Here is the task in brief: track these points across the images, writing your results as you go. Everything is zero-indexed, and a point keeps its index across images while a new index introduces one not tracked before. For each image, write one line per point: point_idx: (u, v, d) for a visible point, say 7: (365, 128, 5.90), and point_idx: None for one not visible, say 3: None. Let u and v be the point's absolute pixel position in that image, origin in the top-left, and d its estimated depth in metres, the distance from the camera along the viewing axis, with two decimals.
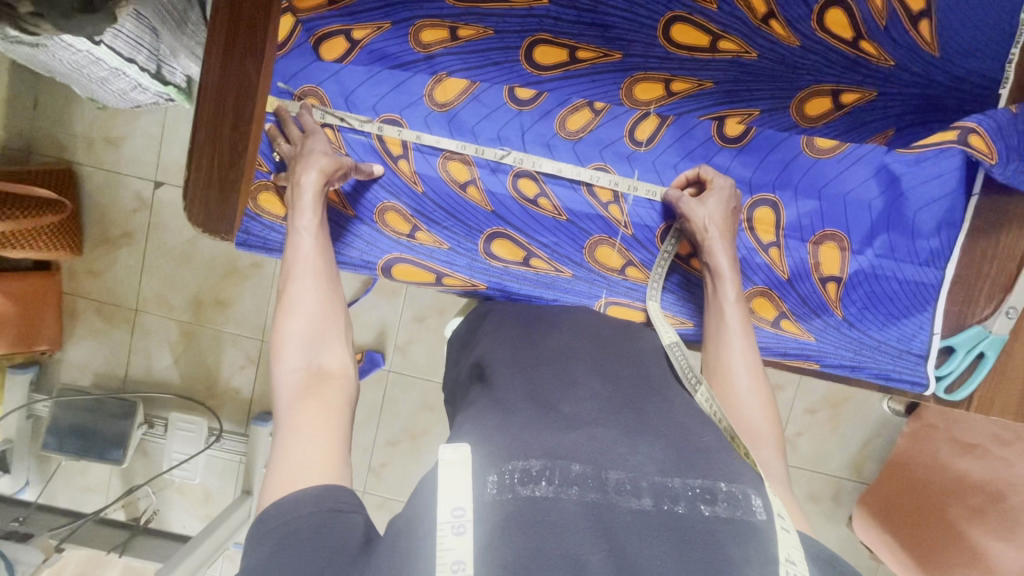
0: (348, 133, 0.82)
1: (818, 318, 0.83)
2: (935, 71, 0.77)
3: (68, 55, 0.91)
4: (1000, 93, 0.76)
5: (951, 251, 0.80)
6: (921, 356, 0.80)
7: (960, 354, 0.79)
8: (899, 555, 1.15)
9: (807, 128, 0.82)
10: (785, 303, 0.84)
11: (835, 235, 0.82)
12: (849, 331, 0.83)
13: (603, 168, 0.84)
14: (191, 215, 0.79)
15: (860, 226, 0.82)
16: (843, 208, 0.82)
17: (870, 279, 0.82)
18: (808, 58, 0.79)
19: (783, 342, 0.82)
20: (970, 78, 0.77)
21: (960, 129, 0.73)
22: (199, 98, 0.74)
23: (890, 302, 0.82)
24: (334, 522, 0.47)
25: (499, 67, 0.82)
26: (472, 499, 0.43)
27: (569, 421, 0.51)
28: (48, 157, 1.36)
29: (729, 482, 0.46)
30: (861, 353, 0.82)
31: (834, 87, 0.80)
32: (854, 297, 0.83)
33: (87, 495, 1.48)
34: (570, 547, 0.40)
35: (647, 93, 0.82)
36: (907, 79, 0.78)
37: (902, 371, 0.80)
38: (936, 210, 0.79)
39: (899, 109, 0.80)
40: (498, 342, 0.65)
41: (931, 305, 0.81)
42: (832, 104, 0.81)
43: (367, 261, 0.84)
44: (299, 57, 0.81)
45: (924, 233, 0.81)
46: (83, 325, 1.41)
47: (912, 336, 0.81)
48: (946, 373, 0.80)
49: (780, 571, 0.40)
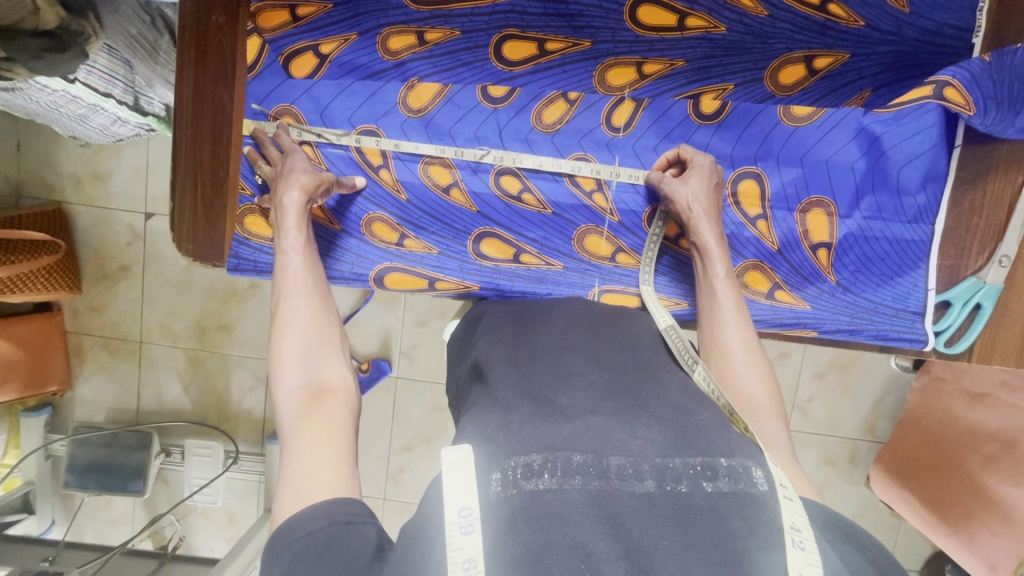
0: (327, 148, 0.83)
1: (812, 286, 0.83)
2: (906, 27, 0.77)
3: (45, 95, 0.92)
4: (973, 42, 0.76)
5: (938, 206, 0.80)
6: (917, 313, 0.81)
7: (957, 307, 0.79)
8: (919, 509, 1.16)
9: (783, 97, 0.82)
10: (778, 274, 0.84)
11: (822, 201, 0.82)
12: (845, 296, 0.83)
13: (583, 158, 0.83)
14: (181, 244, 0.79)
15: (846, 190, 0.82)
16: (827, 173, 0.82)
17: (861, 241, 0.82)
18: (778, 26, 0.78)
19: (779, 313, 0.83)
20: (942, 31, 0.76)
21: (935, 83, 0.74)
22: (176, 128, 0.75)
23: (883, 262, 0.82)
24: (348, 534, 0.48)
25: (470, 67, 0.81)
26: (478, 498, 0.44)
27: (567, 412, 0.52)
28: (37, 199, 1.37)
29: (729, 456, 0.47)
30: (858, 317, 0.82)
31: (806, 53, 0.79)
32: (847, 261, 0.83)
33: (114, 527, 1.50)
34: (578, 535, 0.40)
35: (620, 78, 0.82)
36: (878, 38, 0.78)
37: (900, 330, 0.81)
38: (921, 165, 0.79)
39: (874, 69, 0.80)
40: (495, 342, 0.66)
41: (924, 261, 0.81)
42: (806, 71, 0.80)
43: (358, 273, 0.84)
44: (268, 77, 0.80)
45: (911, 190, 0.80)
46: (91, 362, 1.43)
47: (907, 294, 0.81)
48: (945, 327, 0.80)
49: (785, 539, 0.41)
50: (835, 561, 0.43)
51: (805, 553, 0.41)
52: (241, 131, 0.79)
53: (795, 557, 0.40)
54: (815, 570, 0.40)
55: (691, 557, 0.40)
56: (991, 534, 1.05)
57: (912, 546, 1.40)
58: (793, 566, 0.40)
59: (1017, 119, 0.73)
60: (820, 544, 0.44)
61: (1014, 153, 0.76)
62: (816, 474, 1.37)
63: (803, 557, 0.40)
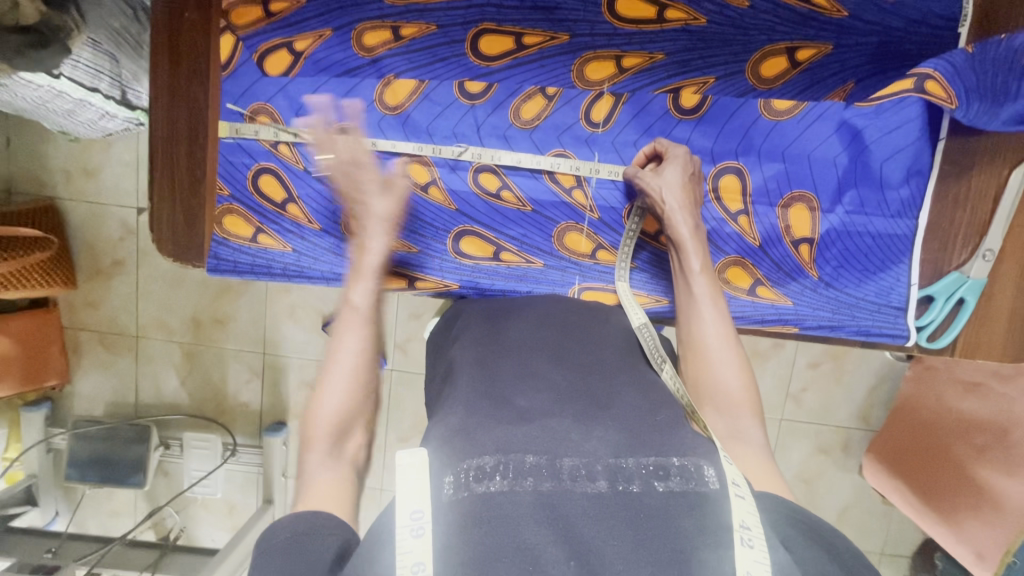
0: (303, 148, 0.82)
1: (794, 282, 0.83)
2: (890, 17, 0.76)
3: (30, 91, 0.91)
4: (960, 32, 0.74)
5: (922, 199, 0.79)
6: (899, 308, 0.80)
7: (939, 302, 0.79)
8: (910, 498, 1.18)
9: (764, 91, 0.80)
10: (759, 270, 0.83)
11: (803, 196, 0.81)
12: (827, 291, 0.82)
13: (563, 154, 0.82)
14: (161, 246, 0.79)
15: (828, 185, 0.81)
16: (809, 168, 0.81)
17: (843, 236, 0.82)
18: (759, 17, 0.77)
19: (760, 310, 0.83)
20: (928, 20, 0.75)
21: (916, 75, 0.72)
22: (149, 126, 0.74)
23: (865, 257, 0.81)
24: (313, 543, 0.50)
25: (447, 62, 0.80)
26: (430, 501, 0.44)
27: (521, 414, 0.52)
28: (29, 195, 1.36)
29: (682, 456, 0.47)
30: (841, 312, 0.82)
31: (788, 44, 0.78)
32: (829, 256, 0.82)
33: (116, 519, 1.53)
34: (525, 538, 0.41)
35: (598, 73, 0.80)
36: (863, 29, 0.76)
37: (882, 325, 0.81)
38: (903, 159, 0.78)
39: (857, 59, 0.78)
40: (470, 343, 0.65)
41: (908, 256, 0.80)
42: (787, 62, 0.79)
43: (338, 273, 0.84)
44: (243, 75, 0.79)
45: (893, 183, 0.80)
46: (88, 357, 1.43)
47: (890, 289, 0.81)
48: (927, 322, 0.79)
49: (734, 536, 0.42)
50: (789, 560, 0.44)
51: (754, 551, 0.41)
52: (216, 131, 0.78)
53: (741, 555, 0.41)
54: (763, 566, 0.41)
55: (641, 558, 0.40)
56: (981, 523, 1.06)
57: (904, 532, 1.41)
58: (741, 565, 0.41)
59: (1003, 111, 0.71)
60: (772, 544, 0.44)
61: (1000, 144, 0.75)
62: (810, 461, 1.38)
63: (752, 554, 0.41)
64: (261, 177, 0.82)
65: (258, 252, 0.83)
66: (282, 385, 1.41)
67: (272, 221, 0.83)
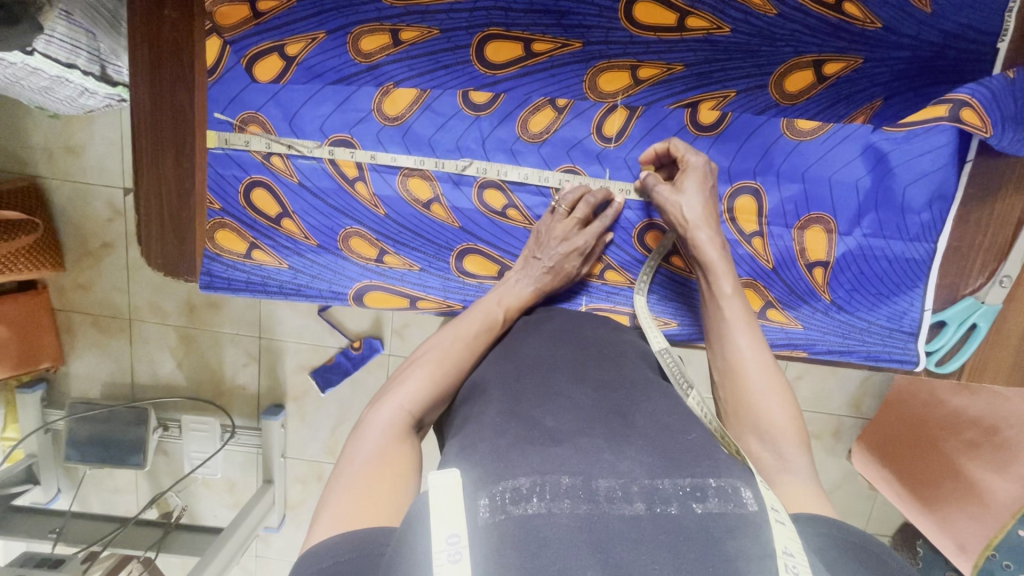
0: (298, 160, 0.79)
1: (805, 305, 0.82)
2: (926, 30, 0.71)
3: (3, 68, 0.86)
4: (999, 48, 0.70)
5: (942, 225, 0.77)
6: (911, 334, 0.79)
7: (952, 327, 0.78)
8: (898, 488, 1.21)
9: (786, 107, 0.76)
10: (771, 292, 0.82)
11: (821, 218, 0.80)
12: (838, 315, 0.82)
13: (572, 170, 0.80)
14: (151, 259, 0.77)
15: (847, 208, 0.79)
16: (829, 189, 0.79)
17: (859, 260, 0.80)
18: (787, 27, 0.73)
19: (770, 333, 0.82)
20: (965, 34, 0.71)
21: (952, 101, 0.70)
22: (133, 136, 0.71)
23: (880, 281, 0.80)
24: (368, 564, 0.47)
25: (450, 71, 0.76)
26: (466, 525, 0.42)
27: (554, 434, 0.52)
28: (10, 172, 1.31)
29: (718, 476, 0.47)
30: (850, 337, 0.81)
31: (816, 57, 0.74)
32: (842, 280, 0.81)
33: (119, 496, 1.55)
34: (568, 562, 0.39)
35: (612, 84, 0.76)
36: (896, 41, 0.72)
37: (892, 351, 0.80)
38: (926, 184, 0.76)
39: (887, 76, 0.74)
40: (489, 369, 0.66)
41: (922, 281, 0.79)
42: (814, 77, 0.75)
43: (337, 291, 0.82)
44: (230, 81, 0.75)
45: (914, 208, 0.77)
46: (81, 338, 1.41)
47: (903, 313, 0.80)
48: (937, 348, 0.79)
49: (778, 563, 0.41)
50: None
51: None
52: (206, 141, 0.75)
53: None
54: None
55: None
56: (965, 515, 1.09)
57: (887, 513, 1.46)
58: None
59: None
60: (813, 567, 0.44)
61: None
62: None
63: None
64: (253, 192, 0.79)
65: (253, 269, 0.81)
66: (281, 369, 1.40)
67: (266, 237, 0.81)
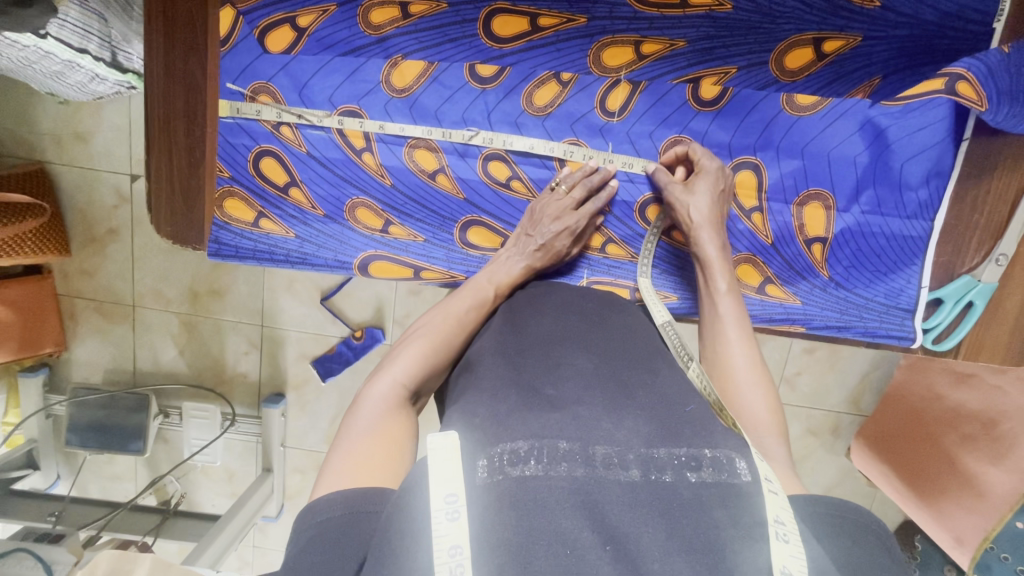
0: (306, 129, 0.80)
1: (804, 281, 0.83)
2: (925, 10, 0.72)
3: (15, 51, 0.87)
4: (995, 27, 0.71)
5: (940, 201, 0.78)
6: (908, 310, 0.80)
7: (949, 305, 0.79)
8: (896, 483, 1.22)
9: (788, 83, 0.77)
10: (770, 268, 0.83)
11: (820, 195, 0.81)
12: (836, 291, 0.83)
13: (576, 143, 0.81)
14: (159, 227, 0.77)
15: (846, 184, 0.80)
16: (828, 166, 0.80)
17: (857, 237, 0.81)
18: (789, 5, 0.74)
19: (769, 308, 0.83)
20: (963, 14, 0.72)
21: (949, 75, 0.70)
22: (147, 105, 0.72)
23: (878, 258, 0.81)
24: (360, 521, 0.50)
25: (457, 44, 0.77)
26: (464, 485, 0.43)
27: (554, 402, 0.52)
28: (19, 157, 1.32)
29: (713, 447, 0.47)
30: (848, 313, 0.82)
31: (816, 35, 0.75)
32: (841, 257, 0.82)
33: (117, 483, 1.55)
34: (562, 524, 0.40)
35: (616, 59, 0.77)
36: (895, 21, 0.73)
37: (888, 328, 0.81)
38: (924, 160, 0.77)
39: (886, 54, 0.75)
40: (490, 336, 0.67)
41: (920, 257, 0.80)
42: (814, 55, 0.76)
43: (342, 261, 0.83)
44: (242, 51, 0.77)
45: (912, 184, 0.78)
46: (84, 324, 1.43)
47: (900, 291, 0.81)
48: (934, 326, 0.80)
49: (769, 531, 0.41)
50: (819, 552, 0.44)
51: (788, 546, 0.41)
52: (217, 112, 0.76)
53: (780, 550, 0.41)
54: (798, 562, 0.41)
55: (673, 545, 0.40)
56: (963, 510, 1.10)
57: (886, 512, 1.46)
58: (776, 556, 0.40)
59: None
60: (806, 540, 0.44)
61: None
62: (800, 443, 1.41)
63: (787, 549, 0.41)
64: (262, 161, 0.80)
65: (260, 237, 0.82)
66: (281, 357, 1.41)
67: (274, 206, 0.82)
